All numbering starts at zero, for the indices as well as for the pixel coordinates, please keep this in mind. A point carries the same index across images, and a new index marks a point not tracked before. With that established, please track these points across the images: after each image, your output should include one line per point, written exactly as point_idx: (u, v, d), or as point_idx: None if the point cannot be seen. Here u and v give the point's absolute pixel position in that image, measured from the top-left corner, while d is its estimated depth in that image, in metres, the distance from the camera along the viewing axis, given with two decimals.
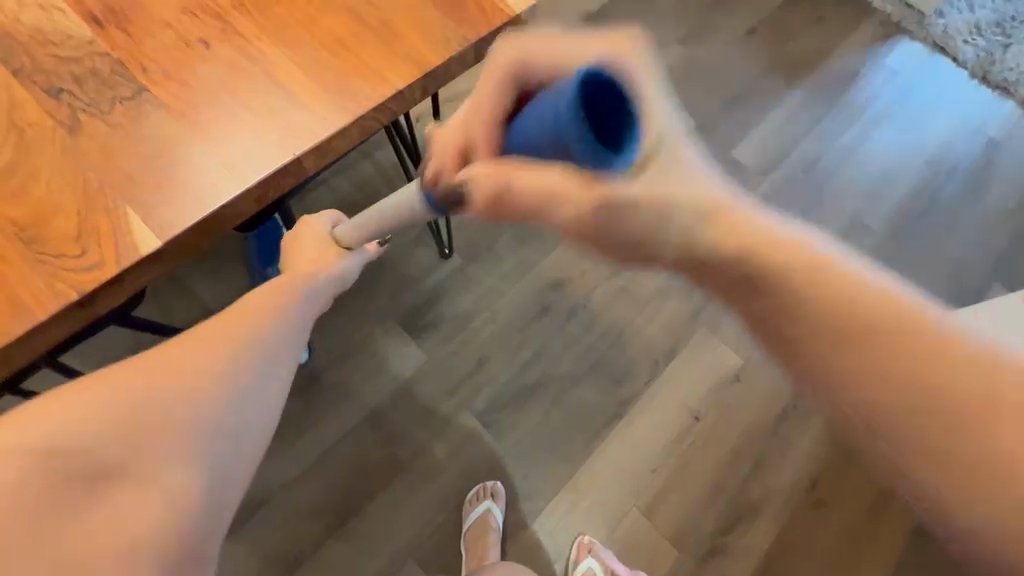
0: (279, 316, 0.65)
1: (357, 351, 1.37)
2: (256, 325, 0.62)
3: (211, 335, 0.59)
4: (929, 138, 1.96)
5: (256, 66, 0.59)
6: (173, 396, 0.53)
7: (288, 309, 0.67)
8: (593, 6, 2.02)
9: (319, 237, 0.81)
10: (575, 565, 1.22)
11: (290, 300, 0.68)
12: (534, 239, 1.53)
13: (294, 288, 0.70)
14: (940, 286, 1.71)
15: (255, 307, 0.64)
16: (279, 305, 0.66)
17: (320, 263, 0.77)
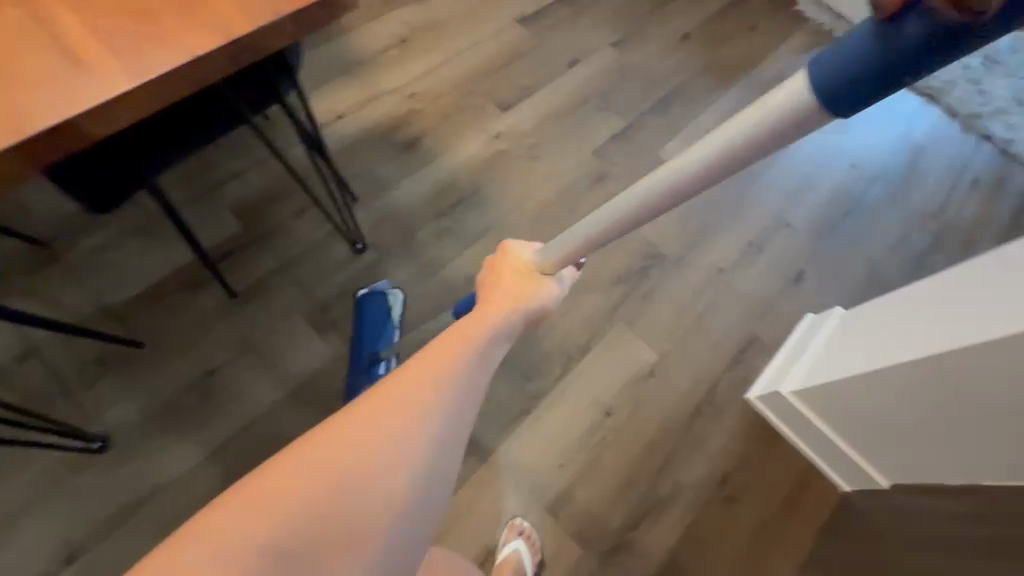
0: (451, 389, 0.62)
1: (262, 346, 1.33)
2: (440, 386, 0.61)
3: (400, 400, 0.59)
4: (858, 140, 2.01)
5: (47, 31, 0.58)
6: (372, 468, 0.55)
7: (459, 376, 0.63)
8: (527, 10, 2.05)
9: (521, 266, 0.77)
10: (502, 546, 1.20)
11: (462, 364, 0.64)
12: (449, 236, 1.56)
13: (466, 344, 0.67)
14: (861, 284, 1.73)
15: (438, 361, 0.63)
16: (452, 372, 0.63)
17: (509, 306, 0.73)
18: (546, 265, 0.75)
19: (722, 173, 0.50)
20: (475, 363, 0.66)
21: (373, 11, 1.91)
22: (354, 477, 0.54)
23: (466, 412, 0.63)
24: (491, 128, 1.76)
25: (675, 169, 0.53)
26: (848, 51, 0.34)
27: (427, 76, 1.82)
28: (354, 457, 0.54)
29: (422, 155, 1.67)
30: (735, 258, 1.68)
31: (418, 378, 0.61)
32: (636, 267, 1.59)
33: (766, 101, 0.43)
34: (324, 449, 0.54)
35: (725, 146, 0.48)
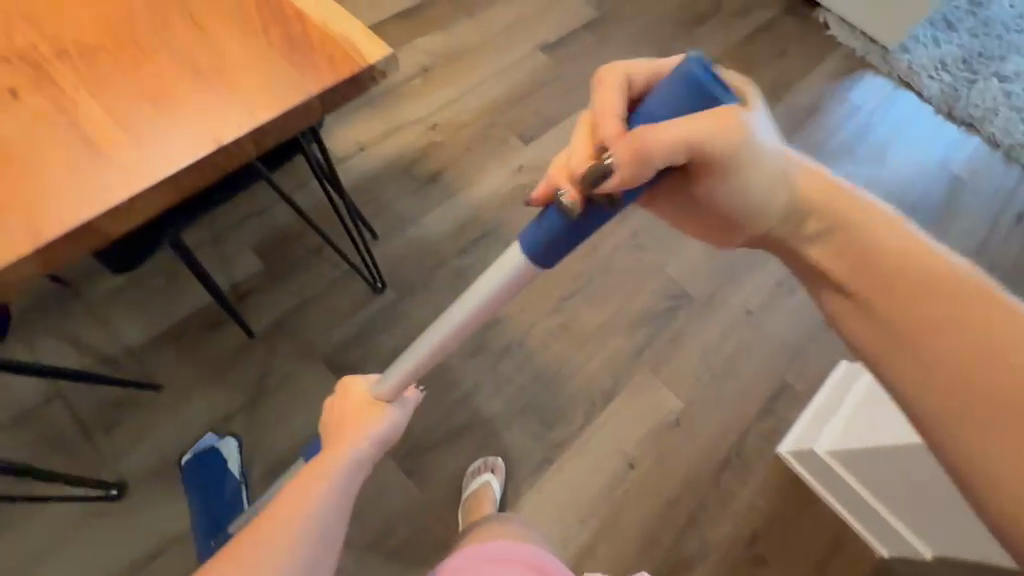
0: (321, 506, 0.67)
1: (279, 389, 1.31)
2: (324, 480, 0.69)
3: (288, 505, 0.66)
4: (890, 172, 1.96)
5: (66, 117, 0.56)
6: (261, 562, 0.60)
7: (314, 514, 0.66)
8: (550, 38, 2.03)
9: (359, 398, 0.81)
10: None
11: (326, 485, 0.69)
12: (470, 274, 1.52)
13: (325, 474, 0.70)
14: None
15: (319, 467, 0.71)
16: (306, 513, 0.65)
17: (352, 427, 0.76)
18: (383, 393, 0.79)
19: (510, 293, 0.63)
20: (331, 494, 0.69)
21: (397, 40, 1.91)
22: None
23: (341, 510, 0.68)
24: (513, 161, 1.73)
25: (466, 305, 0.66)
26: (545, 225, 0.55)
27: (450, 105, 1.80)
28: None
29: (443, 189, 1.64)
30: (765, 298, 1.61)
31: (261, 540, 0.62)
32: (660, 309, 1.55)
33: (508, 256, 0.60)
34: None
35: (505, 278, 0.61)
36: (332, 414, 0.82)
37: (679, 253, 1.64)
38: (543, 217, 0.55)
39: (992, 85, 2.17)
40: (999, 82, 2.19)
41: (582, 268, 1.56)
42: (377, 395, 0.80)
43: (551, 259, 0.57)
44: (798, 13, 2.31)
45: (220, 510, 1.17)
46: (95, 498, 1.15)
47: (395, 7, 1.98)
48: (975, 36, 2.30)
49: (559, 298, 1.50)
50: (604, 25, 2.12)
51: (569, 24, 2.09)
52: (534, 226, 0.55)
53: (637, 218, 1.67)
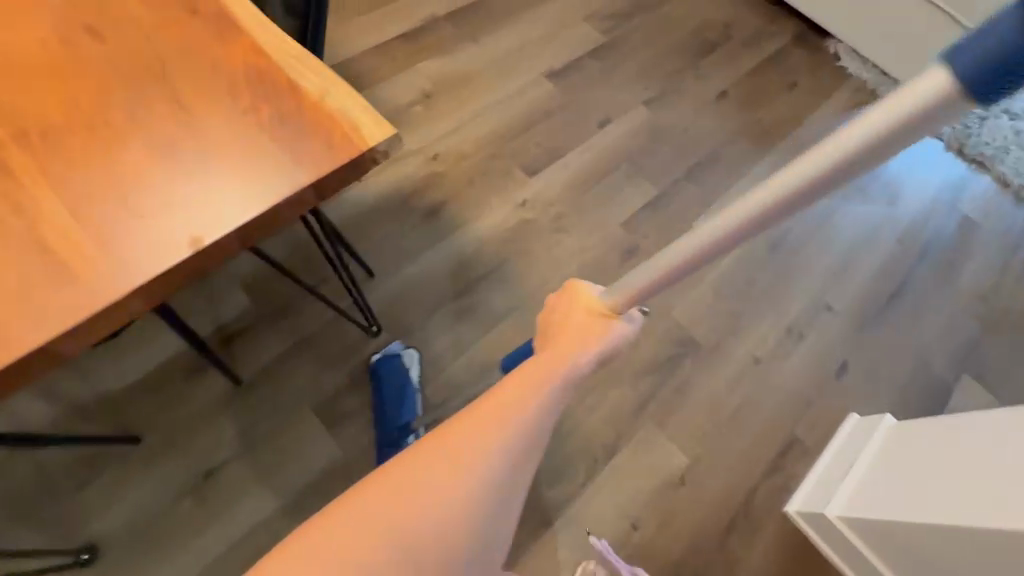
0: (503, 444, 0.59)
1: (266, 442, 1.24)
2: (514, 413, 0.60)
3: (473, 429, 0.60)
4: (903, 211, 1.90)
5: (23, 220, 0.50)
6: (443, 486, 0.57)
7: (500, 452, 0.59)
8: (557, 64, 1.98)
9: (585, 309, 0.66)
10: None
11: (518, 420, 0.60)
12: (471, 316, 1.47)
13: (523, 402, 0.61)
14: (910, 377, 1.60)
15: (516, 388, 0.62)
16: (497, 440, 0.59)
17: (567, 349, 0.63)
18: (614, 305, 0.65)
19: (850, 176, 0.42)
20: (525, 431, 0.61)
21: (398, 64, 1.84)
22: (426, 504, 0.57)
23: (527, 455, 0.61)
24: (517, 194, 1.67)
25: (776, 186, 0.46)
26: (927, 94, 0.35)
27: (452, 135, 1.74)
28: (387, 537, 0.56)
29: (444, 224, 1.58)
30: (773, 345, 1.56)
31: (446, 459, 0.58)
32: (667, 356, 1.50)
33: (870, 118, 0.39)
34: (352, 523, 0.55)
35: (873, 137, 0.39)
36: (551, 315, 0.69)
37: (686, 297, 1.59)
38: (996, 22, 0.31)
39: (1003, 122, 2.13)
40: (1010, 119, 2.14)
41: None
42: (610, 305, 0.66)
43: (988, 93, 0.32)
44: (808, 44, 2.26)
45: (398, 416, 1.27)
46: (63, 564, 1.08)
47: (397, 29, 1.93)
48: None
49: None
50: (612, 52, 2.06)
51: (576, 50, 2.03)
52: (970, 40, 0.32)
53: (642, 260, 1.64)
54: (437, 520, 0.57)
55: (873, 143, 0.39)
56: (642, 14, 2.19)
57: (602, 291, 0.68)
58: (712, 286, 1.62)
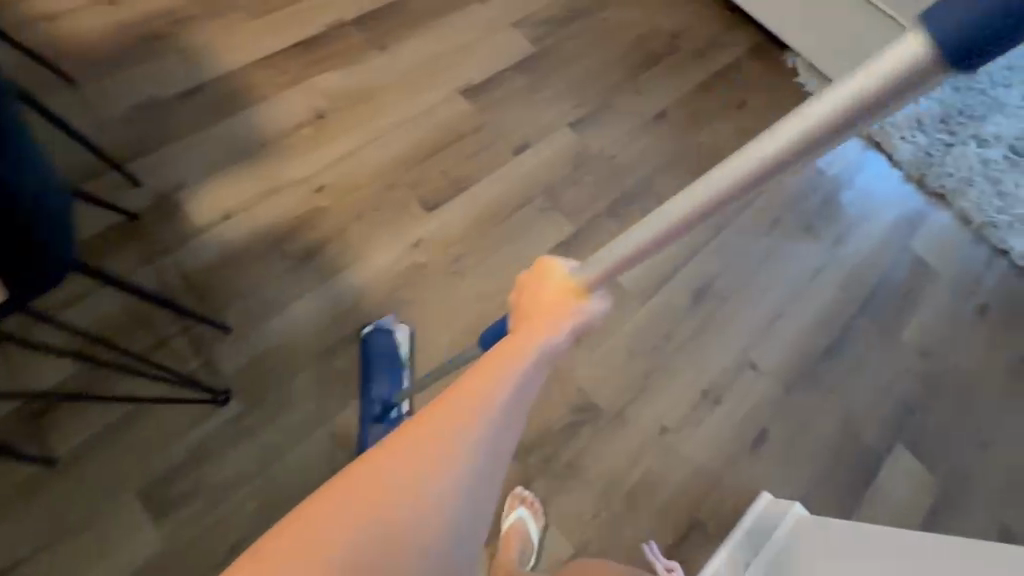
0: (489, 423, 0.58)
1: (88, 526, 1.11)
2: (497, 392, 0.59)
3: (453, 413, 0.57)
4: (849, 249, 1.73)
5: None
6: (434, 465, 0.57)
7: (469, 459, 0.58)
8: (475, 78, 1.76)
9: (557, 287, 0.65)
10: (506, 514, 1.22)
11: (496, 403, 0.58)
12: (340, 377, 1.31)
13: (502, 385, 0.59)
14: (837, 446, 1.45)
15: (505, 366, 0.59)
16: (480, 419, 0.58)
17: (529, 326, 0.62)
18: (589, 275, 0.65)
19: (864, 115, 0.44)
20: (490, 429, 0.59)
21: (292, 77, 1.64)
22: (411, 485, 0.56)
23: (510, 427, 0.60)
24: (411, 233, 1.49)
25: (807, 117, 0.47)
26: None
27: (344, 161, 1.55)
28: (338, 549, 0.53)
29: (321, 268, 1.41)
30: (685, 412, 1.41)
31: (392, 481, 0.56)
32: (562, 425, 1.34)
33: (887, 57, 0.41)
34: (307, 551, 0.53)
35: (876, 86, 0.42)
36: (524, 285, 0.68)
37: (591, 354, 1.43)
38: None
39: (969, 150, 1.96)
40: (976, 146, 1.97)
41: None
42: (582, 277, 0.66)
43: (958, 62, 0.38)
44: (765, 56, 2.07)
45: (389, 385, 1.29)
46: None
47: (295, 35, 1.71)
48: (957, 90, 2.08)
49: None
50: (541, 63, 1.85)
51: (500, 60, 1.82)
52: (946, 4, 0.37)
53: None
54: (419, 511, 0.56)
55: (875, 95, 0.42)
56: (580, 20, 1.96)
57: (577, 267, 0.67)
58: (623, 342, 1.45)
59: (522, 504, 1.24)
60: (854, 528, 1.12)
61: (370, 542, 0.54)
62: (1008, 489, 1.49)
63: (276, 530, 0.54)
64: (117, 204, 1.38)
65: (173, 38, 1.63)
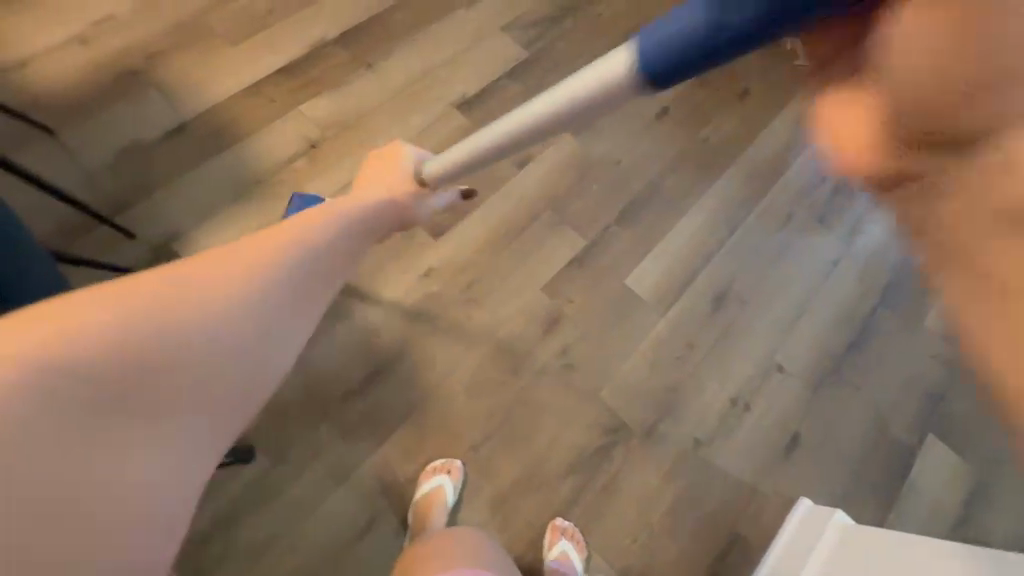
0: (287, 264, 0.58)
1: None
2: (298, 243, 0.62)
3: (248, 245, 0.57)
4: (864, 238, 1.70)
5: None
6: (217, 282, 0.50)
7: (260, 285, 0.53)
8: (469, 91, 1.70)
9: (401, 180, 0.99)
10: (550, 548, 1.20)
11: (297, 248, 0.61)
12: (364, 420, 1.28)
13: (298, 237, 0.63)
14: (870, 442, 1.44)
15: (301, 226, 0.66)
16: (280, 257, 0.58)
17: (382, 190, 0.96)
18: (431, 177, 0.95)
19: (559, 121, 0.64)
20: (295, 270, 0.58)
21: (279, 106, 1.57)
22: (184, 295, 0.48)
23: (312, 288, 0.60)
24: (420, 263, 1.44)
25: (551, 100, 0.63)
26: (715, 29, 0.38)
27: (342, 192, 1.50)
28: (109, 321, 0.44)
29: (331, 308, 1.35)
30: (715, 423, 1.38)
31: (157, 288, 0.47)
32: (593, 449, 1.32)
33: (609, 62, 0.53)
34: (66, 312, 0.43)
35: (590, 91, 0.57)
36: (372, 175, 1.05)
37: (615, 372, 1.39)
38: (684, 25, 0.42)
39: None
40: None
41: (497, 404, 1.33)
42: (430, 178, 0.95)
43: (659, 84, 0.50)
44: None
45: None
46: None
47: (277, 60, 1.63)
48: None
49: (470, 447, 1.29)
50: (535, 69, 1.78)
51: (492, 69, 1.74)
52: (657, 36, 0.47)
53: (568, 329, 1.42)
54: (225, 300, 0.50)
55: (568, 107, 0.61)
56: (571, 18, 1.89)
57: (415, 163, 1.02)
58: (647, 356, 1.42)
59: (563, 536, 1.21)
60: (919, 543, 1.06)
61: (155, 317, 0.45)
62: None
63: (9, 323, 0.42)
64: (116, 260, 1.33)
65: (148, 74, 1.54)
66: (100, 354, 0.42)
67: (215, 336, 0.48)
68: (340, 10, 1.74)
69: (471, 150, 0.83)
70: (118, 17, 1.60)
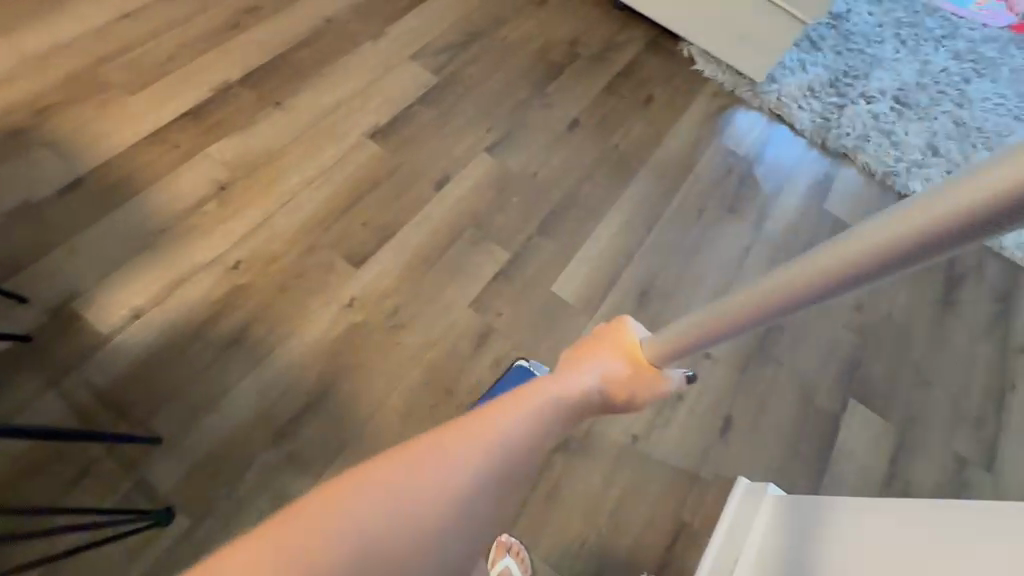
0: (474, 462, 0.65)
1: None
2: (493, 431, 0.68)
3: (469, 434, 0.67)
4: (772, 222, 1.81)
5: None
6: (445, 463, 0.64)
7: (462, 474, 0.65)
8: (382, 119, 1.72)
9: (633, 349, 0.86)
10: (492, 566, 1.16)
11: (481, 447, 0.66)
12: (294, 461, 1.23)
13: (484, 431, 0.68)
14: (798, 414, 1.50)
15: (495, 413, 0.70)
16: (465, 454, 0.66)
17: (586, 367, 0.84)
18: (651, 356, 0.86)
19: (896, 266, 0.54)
20: (472, 468, 0.65)
21: (184, 152, 1.54)
22: (427, 477, 0.62)
23: (490, 490, 0.66)
24: (343, 294, 1.43)
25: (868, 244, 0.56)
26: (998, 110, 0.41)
27: (258, 230, 1.47)
28: (404, 507, 0.60)
29: (252, 351, 1.32)
30: (651, 416, 1.41)
31: (407, 469, 0.62)
32: (533, 458, 1.32)
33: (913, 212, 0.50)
34: (365, 488, 0.59)
35: (923, 229, 0.49)
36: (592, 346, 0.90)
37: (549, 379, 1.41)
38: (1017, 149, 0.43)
39: (859, 108, 2.11)
40: (865, 103, 2.13)
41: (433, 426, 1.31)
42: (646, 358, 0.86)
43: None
44: (661, 49, 2.13)
45: None
46: None
47: (179, 106, 1.61)
48: (838, 53, 2.23)
49: None
50: (446, 93, 1.82)
51: (404, 97, 1.78)
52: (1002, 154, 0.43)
53: (499, 342, 1.44)
54: (449, 485, 0.63)
55: (929, 237, 0.49)
56: (478, 42, 1.95)
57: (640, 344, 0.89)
58: None
59: (508, 553, 1.18)
60: (925, 512, 0.94)
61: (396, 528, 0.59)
62: (952, 417, 1.60)
63: (351, 477, 0.60)
64: (9, 326, 1.25)
65: (39, 130, 1.49)
66: (393, 513, 0.59)
67: (448, 512, 0.62)
68: (244, 52, 1.74)
69: (817, 269, 0.63)
70: (2, 73, 1.54)
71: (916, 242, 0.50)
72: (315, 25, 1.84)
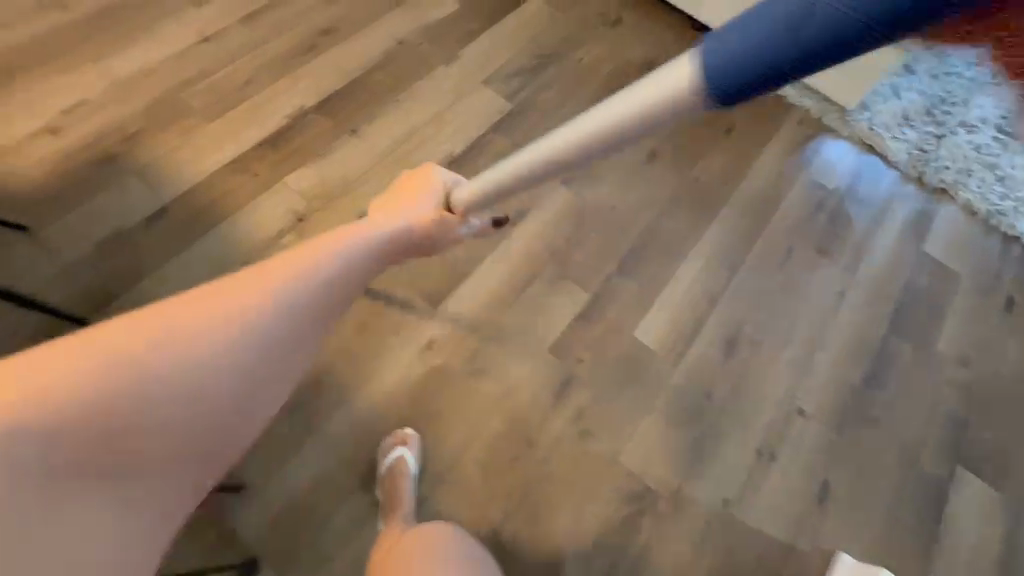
0: (252, 306, 0.75)
1: None
2: (279, 282, 0.78)
3: (255, 279, 0.76)
4: (866, 264, 1.68)
5: None
6: (219, 309, 0.73)
7: (245, 318, 0.74)
8: (457, 148, 1.67)
9: (434, 193, 0.92)
10: None
11: (278, 290, 0.77)
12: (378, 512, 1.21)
13: (291, 270, 0.79)
14: (901, 481, 1.39)
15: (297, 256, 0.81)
16: (261, 298, 0.75)
17: (394, 220, 0.90)
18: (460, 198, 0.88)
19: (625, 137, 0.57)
20: (284, 295, 0.77)
21: (262, 180, 1.53)
22: (203, 324, 0.71)
23: (285, 329, 0.77)
24: (420, 335, 1.38)
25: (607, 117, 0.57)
26: None
27: None
28: (187, 348, 0.70)
29: (334, 395, 1.29)
30: (744, 478, 1.33)
31: (196, 312, 0.72)
32: (620, 520, 1.25)
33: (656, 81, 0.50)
34: (83, 350, 0.64)
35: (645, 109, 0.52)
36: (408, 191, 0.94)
37: (634, 434, 1.34)
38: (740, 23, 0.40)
39: (960, 138, 1.94)
40: (966, 133, 1.95)
41: (515, 480, 1.26)
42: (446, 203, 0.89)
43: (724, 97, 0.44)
44: None
45: None
46: None
47: (257, 132, 1.60)
48: None
49: (492, 531, 1.22)
50: (520, 120, 1.76)
51: (478, 124, 1.72)
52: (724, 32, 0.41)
53: (581, 391, 1.37)
54: (180, 351, 0.69)
55: (637, 119, 0.54)
56: (551, 65, 1.89)
57: (443, 184, 0.93)
58: (665, 413, 1.37)
59: None
60: None
61: (140, 383, 0.66)
62: None
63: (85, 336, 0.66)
64: None
65: (126, 159, 1.49)
66: (166, 357, 0.68)
67: (195, 373, 0.70)
68: (319, 76, 1.72)
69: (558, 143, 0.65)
70: (92, 100, 1.55)
71: (644, 123, 0.54)
72: (387, 48, 1.80)
